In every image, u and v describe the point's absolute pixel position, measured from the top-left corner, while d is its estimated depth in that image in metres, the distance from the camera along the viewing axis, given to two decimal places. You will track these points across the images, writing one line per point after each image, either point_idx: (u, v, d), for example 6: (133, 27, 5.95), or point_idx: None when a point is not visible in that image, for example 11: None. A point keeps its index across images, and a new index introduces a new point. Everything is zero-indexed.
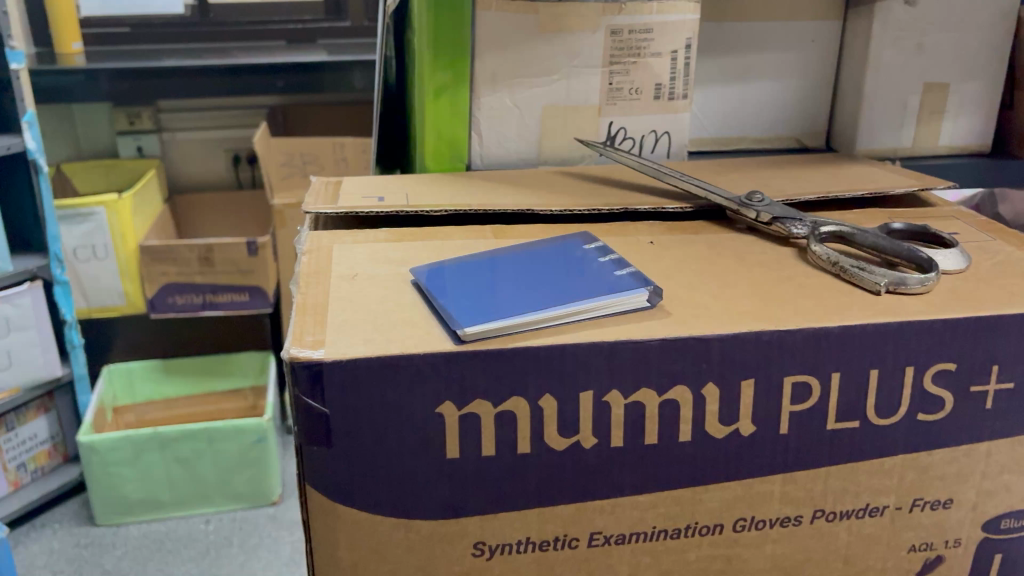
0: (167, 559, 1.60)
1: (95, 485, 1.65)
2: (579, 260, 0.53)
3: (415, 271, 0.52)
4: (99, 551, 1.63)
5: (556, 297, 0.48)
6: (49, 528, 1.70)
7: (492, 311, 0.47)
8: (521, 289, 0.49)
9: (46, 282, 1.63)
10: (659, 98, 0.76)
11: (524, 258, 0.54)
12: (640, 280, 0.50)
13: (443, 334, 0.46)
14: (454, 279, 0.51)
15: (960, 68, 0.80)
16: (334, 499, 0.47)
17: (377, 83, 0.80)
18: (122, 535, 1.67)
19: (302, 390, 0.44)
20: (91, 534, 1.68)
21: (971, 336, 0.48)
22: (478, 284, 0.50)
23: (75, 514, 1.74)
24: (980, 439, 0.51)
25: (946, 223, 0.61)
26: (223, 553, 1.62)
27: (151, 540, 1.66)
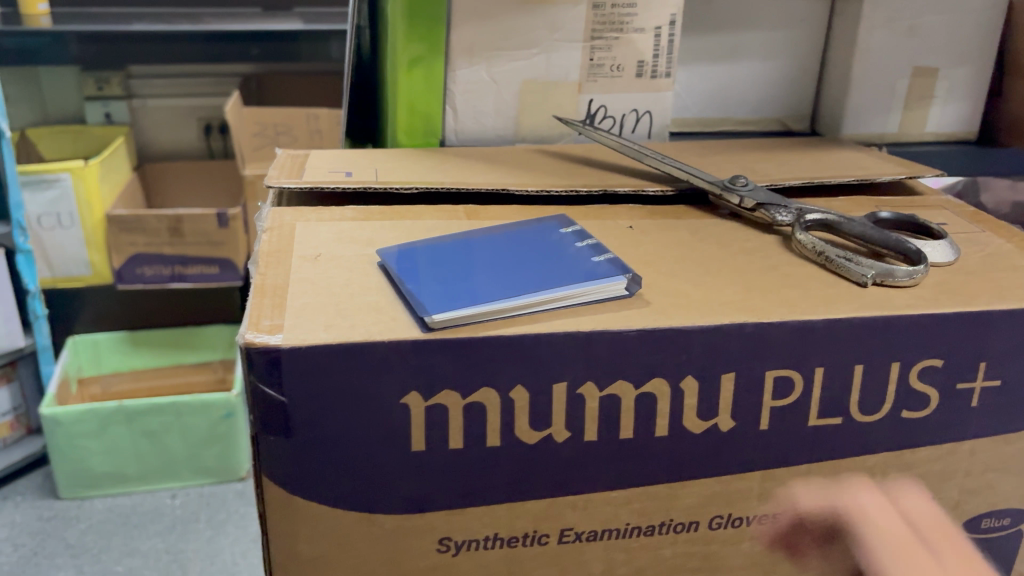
0: (132, 533, 1.57)
1: (60, 458, 1.61)
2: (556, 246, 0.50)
3: (382, 254, 0.49)
4: (62, 526, 1.59)
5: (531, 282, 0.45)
6: (11, 501, 1.66)
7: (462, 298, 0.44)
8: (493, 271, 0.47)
9: (8, 250, 1.56)
10: (641, 76, 0.73)
11: (496, 241, 0.51)
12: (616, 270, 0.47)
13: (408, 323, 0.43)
14: (422, 262, 0.48)
15: (951, 53, 0.78)
16: (292, 491, 0.44)
17: (348, 54, 0.77)
18: (87, 509, 1.64)
19: (258, 376, 0.42)
20: (55, 507, 1.64)
21: (961, 332, 0.46)
22: (449, 267, 0.48)
23: (38, 488, 1.70)
24: (966, 437, 0.50)
25: (934, 213, 0.59)
26: (189, 528, 1.59)
27: (117, 514, 1.62)
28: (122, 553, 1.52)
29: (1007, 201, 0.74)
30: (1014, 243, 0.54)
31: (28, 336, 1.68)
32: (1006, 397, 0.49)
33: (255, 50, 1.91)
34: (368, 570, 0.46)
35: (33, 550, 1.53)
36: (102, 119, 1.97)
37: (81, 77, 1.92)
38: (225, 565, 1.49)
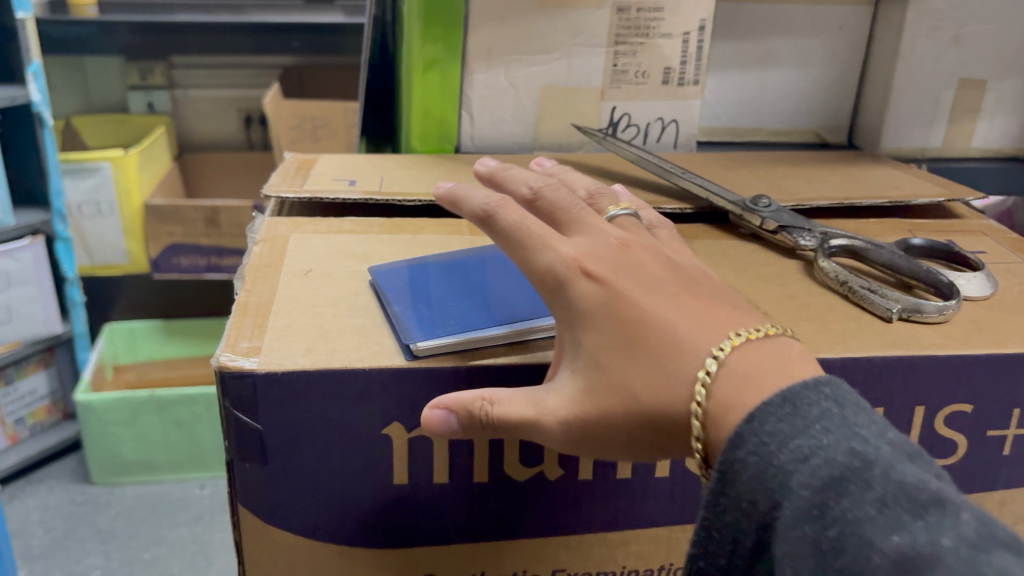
0: (160, 521, 1.52)
1: (92, 444, 1.56)
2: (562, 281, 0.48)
3: (374, 271, 0.47)
4: (94, 509, 1.55)
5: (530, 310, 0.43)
6: (45, 484, 1.62)
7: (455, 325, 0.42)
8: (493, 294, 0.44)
9: (47, 237, 1.53)
10: (668, 84, 0.70)
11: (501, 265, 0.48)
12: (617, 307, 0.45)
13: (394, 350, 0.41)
14: (415, 283, 0.46)
15: (999, 64, 0.74)
16: (269, 522, 0.42)
17: (363, 52, 0.74)
18: (117, 495, 1.59)
19: (232, 403, 0.39)
20: (87, 492, 1.60)
21: (993, 376, 0.43)
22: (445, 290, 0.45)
23: (71, 472, 1.66)
24: (995, 487, 0.46)
25: (971, 239, 0.55)
26: (217, 519, 1.53)
27: (146, 501, 1.58)
28: (150, 541, 1.48)
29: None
30: None
31: (65, 322, 1.64)
32: None
33: (296, 42, 1.89)
34: None
35: (63, 534, 1.49)
36: (145, 109, 1.96)
37: (125, 67, 1.92)
38: None
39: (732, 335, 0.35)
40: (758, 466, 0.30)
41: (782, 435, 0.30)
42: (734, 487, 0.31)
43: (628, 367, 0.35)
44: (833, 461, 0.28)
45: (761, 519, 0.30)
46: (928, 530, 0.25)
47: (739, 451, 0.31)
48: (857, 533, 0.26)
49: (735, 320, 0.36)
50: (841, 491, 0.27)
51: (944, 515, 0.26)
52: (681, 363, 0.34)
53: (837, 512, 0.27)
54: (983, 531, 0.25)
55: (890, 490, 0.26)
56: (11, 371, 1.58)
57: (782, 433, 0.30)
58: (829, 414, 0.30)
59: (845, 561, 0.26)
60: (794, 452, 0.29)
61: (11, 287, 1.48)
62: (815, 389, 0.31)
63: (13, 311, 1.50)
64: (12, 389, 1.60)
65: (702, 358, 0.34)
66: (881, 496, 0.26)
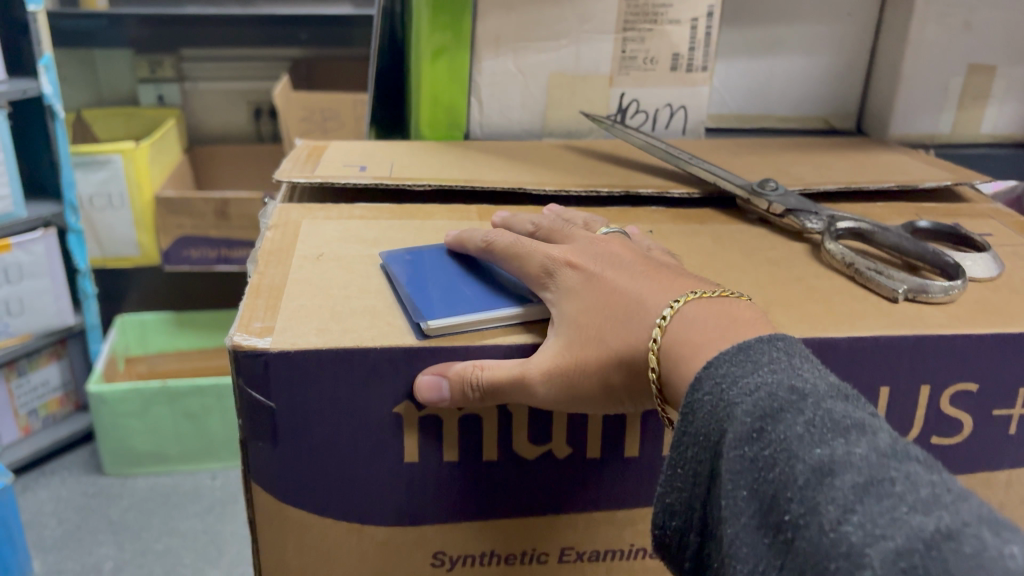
0: (172, 513, 1.53)
1: (104, 436, 1.58)
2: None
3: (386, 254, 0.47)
4: (106, 501, 1.56)
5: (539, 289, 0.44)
6: (58, 475, 1.64)
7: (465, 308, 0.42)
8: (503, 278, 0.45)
9: (60, 229, 1.54)
10: (676, 70, 0.70)
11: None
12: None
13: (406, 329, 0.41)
14: (425, 266, 0.46)
15: (1010, 50, 0.74)
16: (281, 499, 0.43)
17: (373, 41, 0.75)
18: (130, 486, 1.61)
19: (246, 382, 0.40)
20: (99, 483, 1.61)
21: (1000, 357, 0.43)
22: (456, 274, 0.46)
23: (84, 463, 1.67)
24: (1001, 467, 0.46)
25: (979, 222, 0.55)
26: (228, 510, 1.54)
27: (158, 493, 1.59)
28: (162, 531, 1.48)
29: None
30: None
31: (77, 313, 1.65)
32: None
33: (303, 34, 1.89)
34: None
35: (76, 524, 1.51)
36: (155, 101, 1.97)
37: (134, 59, 1.92)
38: None
39: (686, 293, 0.37)
40: (709, 402, 0.32)
41: (729, 374, 0.32)
42: (686, 426, 0.33)
43: (599, 322, 0.38)
44: (772, 393, 0.30)
45: (707, 454, 0.32)
46: (846, 445, 0.27)
47: (694, 391, 0.32)
48: (786, 450, 0.28)
49: (693, 287, 0.39)
50: (777, 418, 0.29)
51: (864, 435, 0.27)
52: (641, 315, 0.37)
53: (773, 435, 0.29)
54: (897, 448, 0.27)
55: (819, 416, 0.28)
56: (24, 363, 1.58)
57: (726, 369, 0.32)
58: (774, 357, 0.32)
59: (775, 476, 0.28)
60: (738, 389, 0.31)
61: (23, 279, 1.49)
62: (768, 342, 0.33)
63: (26, 303, 1.51)
64: (25, 381, 1.61)
65: (658, 312, 0.37)
66: (811, 421, 0.28)
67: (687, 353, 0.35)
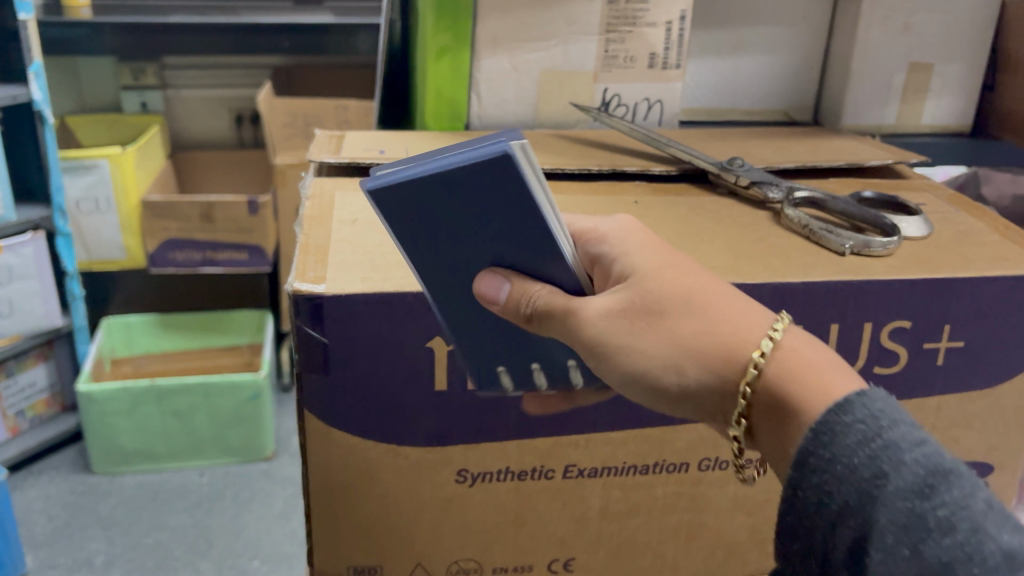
0: (161, 508, 1.54)
1: (92, 434, 1.57)
2: (497, 353, 0.46)
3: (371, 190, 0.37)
4: (94, 498, 1.56)
5: (542, 243, 0.39)
6: (46, 474, 1.63)
7: (510, 203, 0.37)
8: (495, 242, 0.40)
9: (48, 232, 1.57)
10: (653, 67, 0.79)
11: (443, 309, 0.44)
12: (559, 376, 0.47)
13: (484, 164, 0.35)
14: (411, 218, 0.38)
15: (945, 49, 0.83)
16: (328, 423, 0.50)
17: (381, 45, 0.83)
18: (118, 484, 1.60)
19: (303, 321, 0.48)
20: (87, 481, 1.61)
21: (927, 298, 0.52)
22: (439, 227, 0.39)
23: (71, 463, 1.67)
24: (931, 393, 0.55)
25: (916, 194, 0.65)
26: (216, 505, 1.55)
27: (146, 490, 1.59)
28: (151, 526, 1.49)
29: (1008, 193, 0.79)
30: (984, 222, 0.59)
31: (65, 315, 1.67)
32: (969, 359, 0.54)
33: (285, 42, 1.93)
34: (396, 499, 0.53)
35: (66, 521, 1.51)
36: (138, 109, 1.98)
37: (117, 67, 1.94)
38: (250, 541, 1.47)
39: (776, 321, 0.38)
40: (861, 434, 0.33)
41: (890, 414, 0.33)
42: (825, 451, 0.33)
43: (683, 331, 0.38)
44: (945, 456, 0.31)
45: (840, 482, 0.32)
46: None
47: (836, 416, 0.34)
48: (969, 519, 0.29)
49: None
50: (948, 479, 0.30)
51: None
52: (734, 335, 0.38)
53: (950, 494, 0.30)
54: None
55: (998, 501, 0.30)
56: (11, 364, 1.61)
57: (882, 405, 0.34)
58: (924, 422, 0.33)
59: (950, 539, 0.29)
60: (899, 433, 0.32)
61: (12, 281, 1.52)
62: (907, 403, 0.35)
63: (15, 305, 1.54)
64: (13, 382, 1.63)
65: (758, 341, 0.38)
66: (993, 501, 0.30)
67: (794, 390, 0.36)
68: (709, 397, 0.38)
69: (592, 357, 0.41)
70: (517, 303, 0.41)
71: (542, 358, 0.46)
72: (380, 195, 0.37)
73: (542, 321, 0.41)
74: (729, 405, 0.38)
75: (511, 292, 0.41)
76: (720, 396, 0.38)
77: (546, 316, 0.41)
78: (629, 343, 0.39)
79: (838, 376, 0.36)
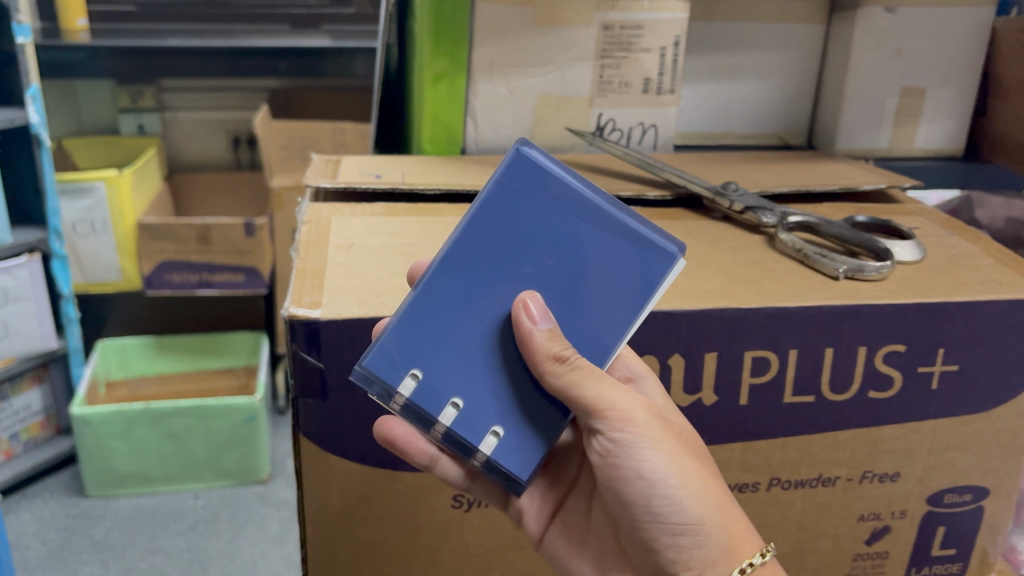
0: (156, 532, 1.53)
1: (86, 457, 1.56)
2: (428, 355, 0.43)
3: (520, 157, 0.43)
4: (88, 522, 1.55)
5: (607, 314, 0.44)
6: (40, 498, 1.62)
7: (633, 279, 0.44)
8: (565, 284, 0.43)
9: (45, 255, 1.56)
10: (648, 92, 0.80)
11: (437, 291, 0.43)
12: (465, 434, 0.44)
13: (660, 249, 0.44)
14: (525, 206, 0.43)
15: (937, 74, 0.84)
16: (324, 448, 0.51)
17: (377, 70, 0.84)
18: (112, 507, 1.59)
19: (299, 346, 0.48)
20: (82, 505, 1.60)
21: (922, 322, 0.52)
22: (544, 232, 0.43)
23: (65, 486, 1.66)
24: (926, 416, 0.55)
25: (909, 219, 0.65)
26: (212, 528, 1.54)
27: (141, 513, 1.58)
28: (146, 550, 1.48)
29: (1000, 217, 0.80)
30: (977, 246, 0.60)
31: (60, 337, 1.66)
32: (964, 382, 0.55)
33: (283, 65, 1.94)
34: (392, 524, 0.54)
35: (60, 545, 1.49)
36: (136, 132, 1.98)
37: (115, 90, 1.94)
38: (245, 565, 1.46)
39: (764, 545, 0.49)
40: None
41: None
42: None
43: (720, 492, 0.48)
44: None
45: None
46: None
47: None
48: None
49: None
50: None
51: None
52: (745, 527, 0.48)
53: None
54: None
55: None
56: (6, 387, 1.60)
57: None
58: None
59: None
60: None
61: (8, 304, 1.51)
62: None
63: (10, 327, 1.54)
64: (7, 405, 1.62)
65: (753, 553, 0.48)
66: None
67: None
68: (695, 550, 0.47)
69: (620, 453, 0.45)
70: (554, 340, 0.42)
71: (476, 399, 0.44)
72: (532, 166, 0.43)
73: (567, 383, 0.42)
74: (708, 573, 0.47)
75: (550, 332, 0.42)
76: (704, 557, 0.47)
77: (573, 381, 0.42)
78: (667, 473, 0.45)
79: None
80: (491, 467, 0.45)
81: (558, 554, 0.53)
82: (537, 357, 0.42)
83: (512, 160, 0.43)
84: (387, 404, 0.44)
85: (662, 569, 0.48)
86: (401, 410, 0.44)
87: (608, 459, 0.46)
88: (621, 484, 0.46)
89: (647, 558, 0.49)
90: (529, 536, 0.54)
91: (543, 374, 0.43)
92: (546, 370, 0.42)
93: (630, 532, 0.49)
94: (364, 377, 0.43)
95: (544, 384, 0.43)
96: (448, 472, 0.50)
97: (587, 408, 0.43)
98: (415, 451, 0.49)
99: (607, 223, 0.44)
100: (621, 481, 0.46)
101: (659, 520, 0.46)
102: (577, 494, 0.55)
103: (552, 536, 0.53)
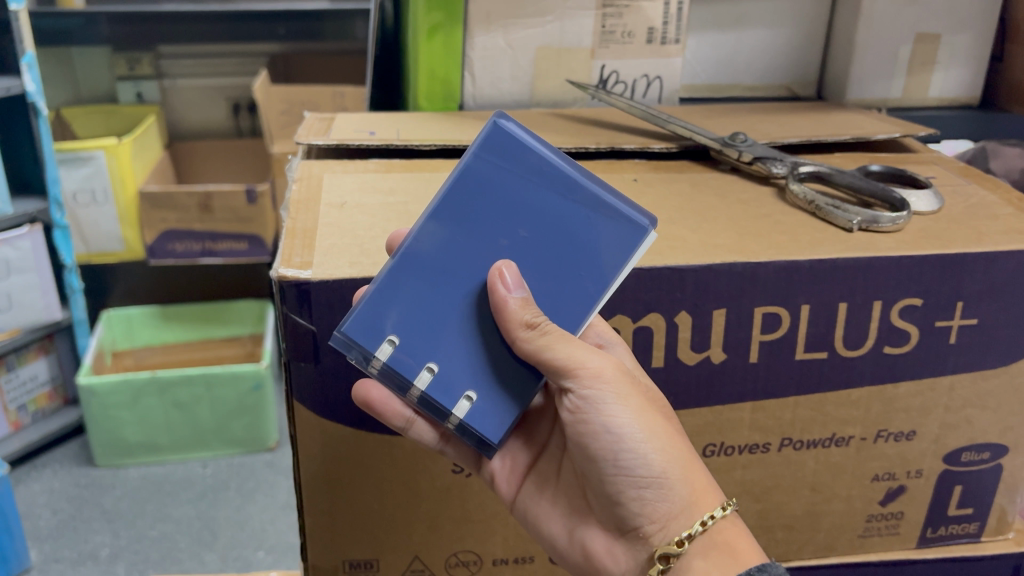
0: (165, 501, 1.52)
1: (93, 426, 1.56)
2: (402, 320, 0.42)
3: (500, 129, 0.42)
4: (98, 492, 1.55)
5: (578, 285, 0.43)
6: (49, 469, 1.62)
7: (607, 252, 0.43)
8: (538, 256, 0.42)
9: (46, 225, 1.54)
10: (651, 43, 0.77)
11: (414, 262, 0.42)
12: (439, 398, 0.43)
13: (633, 223, 0.43)
14: (502, 181, 0.42)
15: (952, 19, 0.81)
16: (318, 412, 0.49)
17: (372, 29, 0.80)
18: (121, 476, 1.59)
19: (289, 308, 0.46)
20: (91, 474, 1.60)
21: (940, 274, 0.50)
22: (519, 205, 0.42)
23: (74, 456, 1.66)
24: (944, 372, 0.53)
25: (926, 168, 0.63)
26: (220, 496, 1.54)
27: (150, 482, 1.57)
28: (156, 518, 1.48)
29: (1016, 167, 0.78)
30: (996, 195, 0.57)
31: (64, 308, 1.65)
32: (982, 337, 0.52)
33: (281, 28, 1.90)
34: (392, 490, 0.52)
35: (70, 514, 1.49)
36: (134, 99, 1.94)
37: (113, 57, 1.89)
38: (254, 532, 1.45)
39: (724, 502, 0.46)
40: None
41: None
42: None
43: (685, 447, 0.46)
44: None
45: None
46: None
47: None
48: None
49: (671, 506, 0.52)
50: None
51: None
52: (706, 485, 0.46)
53: None
54: None
55: None
56: (12, 358, 1.58)
57: None
58: None
59: None
60: None
61: (10, 275, 1.49)
62: None
63: (14, 299, 1.51)
64: (14, 376, 1.60)
65: (711, 508, 0.45)
66: None
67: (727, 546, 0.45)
68: (660, 504, 0.45)
69: (588, 409, 0.44)
70: (527, 308, 0.41)
71: (448, 361, 0.43)
72: (512, 138, 0.42)
73: (538, 349, 0.41)
74: (671, 525, 0.45)
75: (523, 300, 0.41)
76: (667, 510, 0.45)
77: (545, 346, 0.41)
78: (634, 429, 0.44)
79: (750, 553, 0.46)
80: (464, 430, 0.44)
81: (531, 515, 0.51)
82: (510, 324, 0.41)
83: (489, 133, 0.42)
84: (365, 368, 0.43)
85: (627, 522, 0.47)
86: (378, 375, 0.43)
87: (577, 416, 0.44)
88: (589, 439, 0.45)
89: (614, 513, 0.47)
90: (502, 498, 0.52)
91: (515, 340, 0.42)
92: (517, 337, 0.41)
93: (596, 487, 0.47)
94: (343, 342, 0.43)
95: (516, 350, 0.42)
96: (423, 435, 0.48)
97: (557, 368, 0.42)
98: (392, 414, 0.47)
99: (581, 196, 0.42)
100: (589, 437, 0.45)
101: (625, 473, 0.45)
102: (548, 457, 0.53)
103: (524, 496, 0.51)
